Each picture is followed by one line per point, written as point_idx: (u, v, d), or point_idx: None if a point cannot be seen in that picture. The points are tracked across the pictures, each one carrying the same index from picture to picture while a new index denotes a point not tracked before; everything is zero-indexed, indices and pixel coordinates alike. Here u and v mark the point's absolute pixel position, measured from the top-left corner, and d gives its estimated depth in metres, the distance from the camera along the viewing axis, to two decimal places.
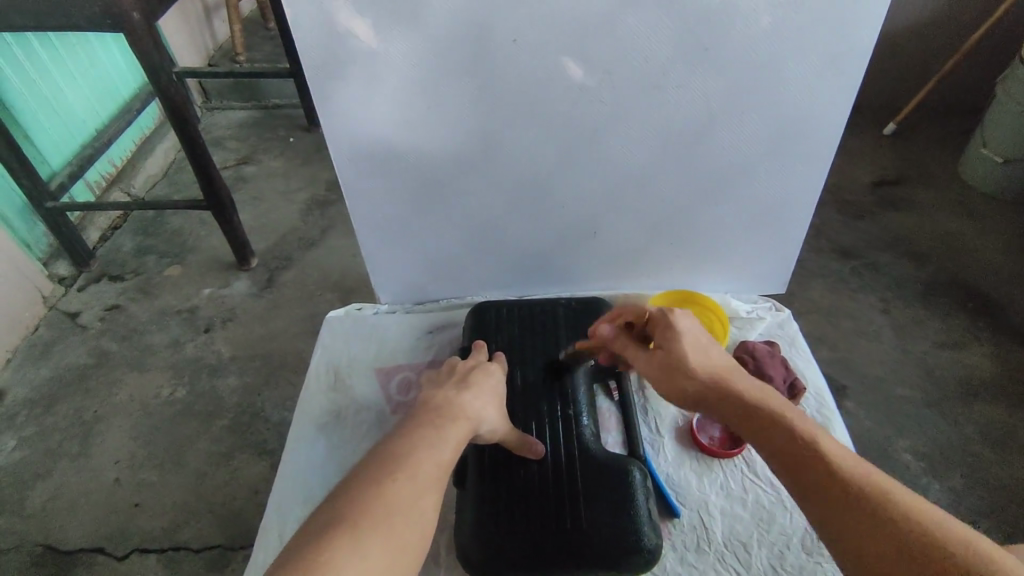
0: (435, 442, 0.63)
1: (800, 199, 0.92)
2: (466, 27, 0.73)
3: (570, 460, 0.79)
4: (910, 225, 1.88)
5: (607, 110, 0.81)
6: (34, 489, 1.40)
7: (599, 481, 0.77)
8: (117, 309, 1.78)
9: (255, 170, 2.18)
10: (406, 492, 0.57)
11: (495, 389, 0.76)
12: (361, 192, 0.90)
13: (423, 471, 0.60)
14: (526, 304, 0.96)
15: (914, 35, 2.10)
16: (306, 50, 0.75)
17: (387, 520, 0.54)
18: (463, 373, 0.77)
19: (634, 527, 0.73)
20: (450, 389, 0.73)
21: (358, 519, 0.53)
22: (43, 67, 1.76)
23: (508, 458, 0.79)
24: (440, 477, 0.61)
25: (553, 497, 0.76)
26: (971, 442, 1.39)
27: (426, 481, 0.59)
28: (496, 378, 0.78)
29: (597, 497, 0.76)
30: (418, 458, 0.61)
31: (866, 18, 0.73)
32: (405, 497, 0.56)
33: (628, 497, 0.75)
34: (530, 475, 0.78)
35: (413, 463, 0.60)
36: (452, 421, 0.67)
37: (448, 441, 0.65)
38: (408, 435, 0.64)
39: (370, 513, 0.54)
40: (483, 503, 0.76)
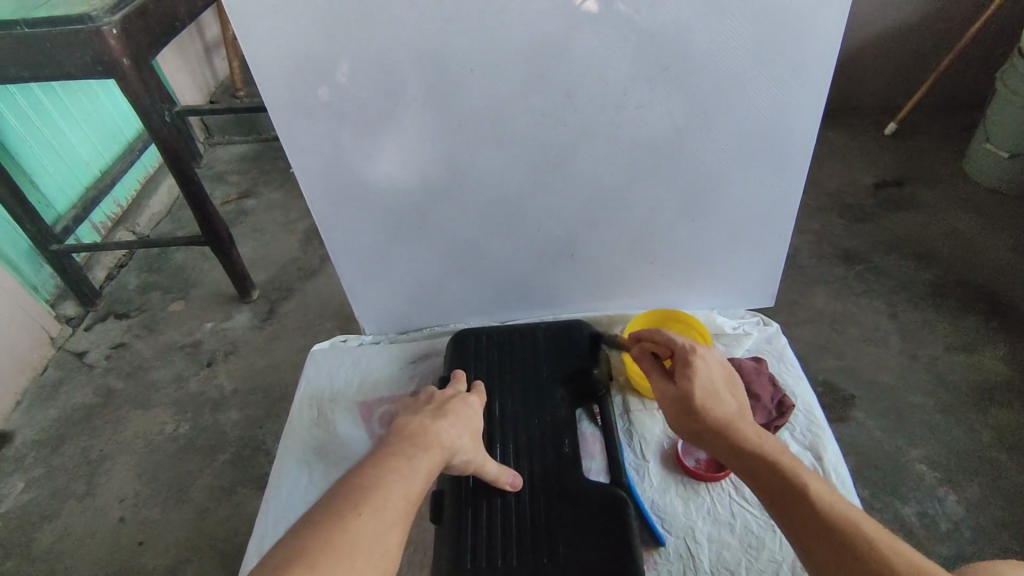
0: (405, 474, 0.59)
1: (780, 209, 0.91)
2: (422, 57, 0.74)
3: (551, 489, 0.78)
4: (915, 226, 1.84)
5: (573, 132, 0.81)
6: (42, 530, 1.41)
7: (582, 509, 0.76)
8: (123, 346, 1.80)
9: (256, 203, 2.22)
10: (369, 528, 0.53)
11: (474, 419, 0.73)
12: (335, 225, 0.91)
13: (389, 504, 0.56)
14: (507, 330, 0.96)
15: (909, 33, 2.08)
16: (267, 89, 0.76)
17: (346, 560, 0.50)
18: (444, 399, 0.74)
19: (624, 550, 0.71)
20: (424, 415, 0.69)
21: (316, 559, 0.50)
22: (46, 113, 1.81)
23: (489, 489, 0.78)
24: (408, 510, 0.57)
25: (535, 528, 0.75)
26: (987, 450, 1.34)
27: (393, 514, 0.55)
28: (477, 407, 0.75)
29: (580, 526, 0.74)
30: (386, 491, 0.57)
31: (826, 26, 0.72)
32: (367, 535, 0.53)
33: (613, 522, 0.74)
34: (510, 506, 0.77)
35: (378, 496, 0.56)
36: (424, 451, 0.63)
37: (418, 472, 0.60)
38: (375, 466, 0.59)
39: (329, 554, 0.50)
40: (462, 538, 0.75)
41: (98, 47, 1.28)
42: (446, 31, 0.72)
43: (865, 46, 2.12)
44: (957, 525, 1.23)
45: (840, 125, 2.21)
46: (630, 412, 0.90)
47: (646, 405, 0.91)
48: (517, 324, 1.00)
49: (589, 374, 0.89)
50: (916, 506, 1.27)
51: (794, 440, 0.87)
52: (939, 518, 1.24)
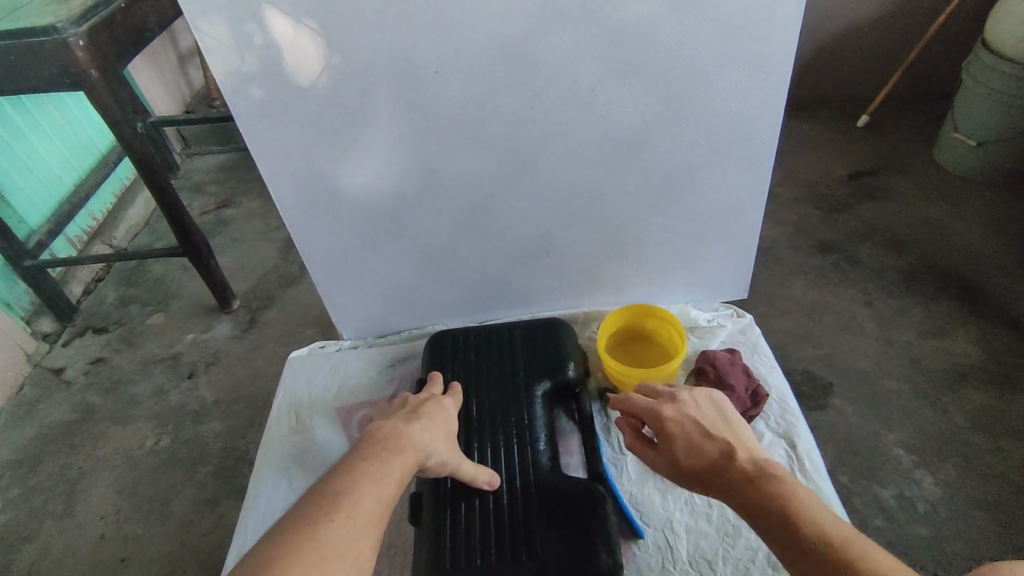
0: (376, 478, 0.59)
1: (748, 202, 0.92)
2: (386, 60, 0.74)
3: (530, 487, 0.79)
4: (889, 216, 1.87)
5: (541, 131, 0.81)
6: (22, 550, 1.39)
7: (562, 505, 0.76)
8: (102, 361, 1.78)
9: (234, 212, 2.20)
10: (340, 533, 0.53)
11: (449, 421, 0.74)
12: (307, 231, 0.91)
13: (362, 509, 0.56)
14: (483, 330, 0.96)
15: (877, 26, 2.11)
16: (231, 96, 0.76)
17: (318, 565, 0.50)
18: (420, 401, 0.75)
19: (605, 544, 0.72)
20: (398, 418, 0.69)
21: (286, 565, 0.49)
22: (15, 127, 1.78)
23: (467, 489, 0.78)
24: (381, 515, 0.57)
25: (515, 526, 0.75)
26: (962, 432, 1.36)
27: (366, 519, 0.55)
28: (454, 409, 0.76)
29: (559, 522, 0.75)
30: (358, 496, 0.57)
31: (783, 20, 0.73)
32: (338, 540, 0.53)
33: (592, 515, 0.74)
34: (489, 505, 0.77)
35: (350, 502, 0.56)
36: (397, 455, 0.63)
37: (390, 476, 0.61)
38: (346, 471, 0.59)
39: (298, 560, 0.50)
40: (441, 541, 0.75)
41: (64, 58, 1.27)
42: (409, 34, 0.72)
43: (835, 39, 2.15)
44: (934, 507, 1.25)
45: (814, 118, 2.24)
46: (608, 407, 0.91)
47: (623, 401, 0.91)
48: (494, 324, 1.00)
49: (566, 371, 0.89)
50: (895, 490, 1.29)
51: (768, 430, 0.88)
52: (918, 501, 1.26)
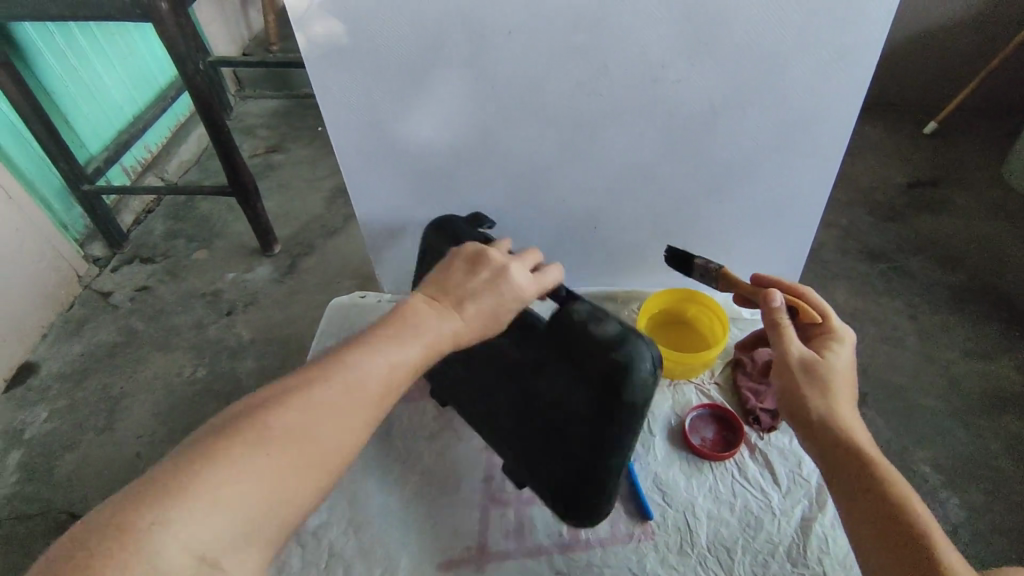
0: (391, 364, 0.57)
1: (808, 196, 0.90)
2: (461, 17, 0.73)
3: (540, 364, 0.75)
4: (946, 229, 1.80)
5: (605, 104, 0.80)
6: (62, 459, 1.47)
7: (565, 350, 0.71)
8: (147, 290, 1.84)
9: (283, 158, 2.23)
10: (332, 403, 0.53)
11: (490, 312, 0.64)
12: (363, 181, 0.92)
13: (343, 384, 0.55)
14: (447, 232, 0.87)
15: (959, 28, 2.01)
16: (304, 40, 0.77)
17: (285, 439, 0.50)
18: (446, 271, 0.67)
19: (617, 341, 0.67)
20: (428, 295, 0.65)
21: (265, 433, 0.50)
22: (82, 53, 1.82)
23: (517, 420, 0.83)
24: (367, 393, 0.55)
25: (576, 416, 0.73)
26: (996, 457, 1.33)
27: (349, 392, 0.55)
28: (501, 281, 0.65)
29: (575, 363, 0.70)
30: (368, 383, 0.55)
31: (877, 11, 0.70)
32: (327, 411, 0.53)
33: (588, 336, 0.68)
34: (549, 418, 0.77)
35: (360, 384, 0.55)
36: (421, 341, 0.59)
37: (410, 364, 0.58)
38: (367, 345, 0.57)
39: (274, 427, 0.50)
40: (574, 494, 0.77)
41: None
42: None
43: (913, 39, 2.06)
44: (957, 529, 1.23)
45: (879, 120, 2.16)
46: None
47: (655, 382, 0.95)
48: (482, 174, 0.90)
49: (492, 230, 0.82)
50: None
51: None
52: (940, 521, 1.24)
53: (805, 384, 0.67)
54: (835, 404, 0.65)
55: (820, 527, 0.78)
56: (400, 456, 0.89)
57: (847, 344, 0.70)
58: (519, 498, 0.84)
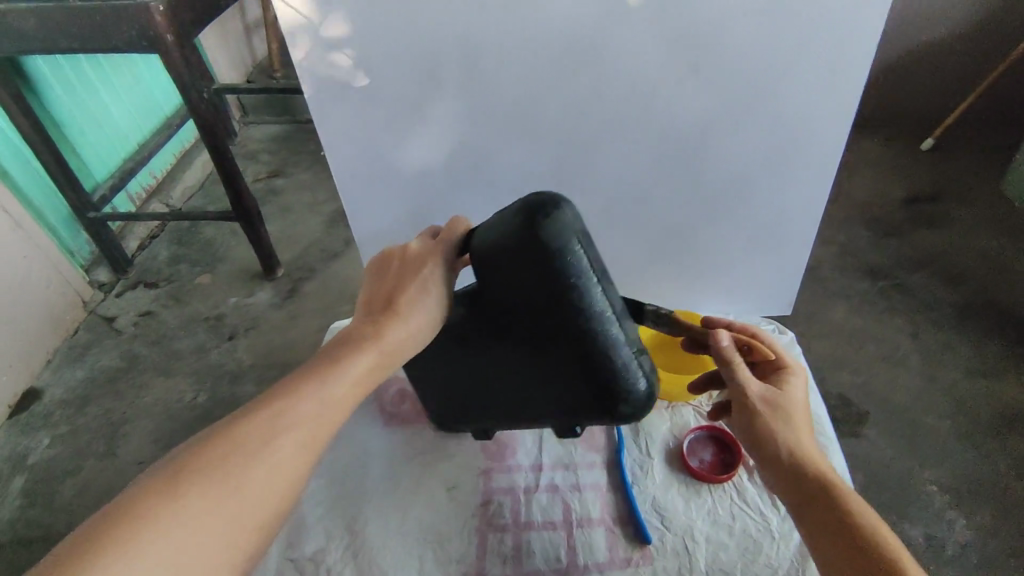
0: (323, 391, 0.60)
1: (801, 217, 0.91)
2: (456, 46, 0.76)
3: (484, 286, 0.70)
4: (945, 245, 1.80)
5: (598, 129, 0.82)
6: (64, 486, 1.47)
7: (493, 263, 0.67)
8: (150, 315, 1.85)
9: (285, 183, 2.26)
10: (262, 435, 0.56)
11: (421, 308, 0.67)
12: (361, 208, 0.94)
13: (289, 417, 0.58)
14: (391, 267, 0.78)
15: (953, 47, 2.03)
16: (304, 70, 0.79)
17: (212, 474, 0.52)
18: (371, 283, 0.70)
19: (522, 217, 0.62)
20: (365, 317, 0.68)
21: (191, 472, 0.52)
22: (90, 84, 1.86)
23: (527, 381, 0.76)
24: (311, 421, 0.58)
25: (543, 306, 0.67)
26: (1001, 477, 1.32)
27: (293, 424, 0.57)
28: (406, 273, 0.68)
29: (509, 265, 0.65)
30: (300, 412, 0.58)
31: (859, 32, 0.72)
32: (257, 442, 0.55)
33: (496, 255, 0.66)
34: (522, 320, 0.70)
35: (293, 414, 0.58)
36: (358, 359, 0.62)
37: (345, 380, 0.61)
38: (298, 377, 0.61)
39: (201, 464, 0.53)
40: (601, 385, 0.69)
41: (144, 22, 1.32)
42: (478, 21, 0.74)
43: (907, 58, 2.08)
44: (963, 551, 1.22)
45: (875, 138, 2.18)
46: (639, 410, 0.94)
47: (654, 404, 0.95)
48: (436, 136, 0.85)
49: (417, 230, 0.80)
50: (922, 529, 1.25)
51: None
52: (946, 543, 1.23)
53: (765, 420, 0.67)
54: (797, 441, 0.65)
55: None
56: (400, 481, 0.89)
57: (801, 375, 0.71)
58: (517, 523, 0.84)
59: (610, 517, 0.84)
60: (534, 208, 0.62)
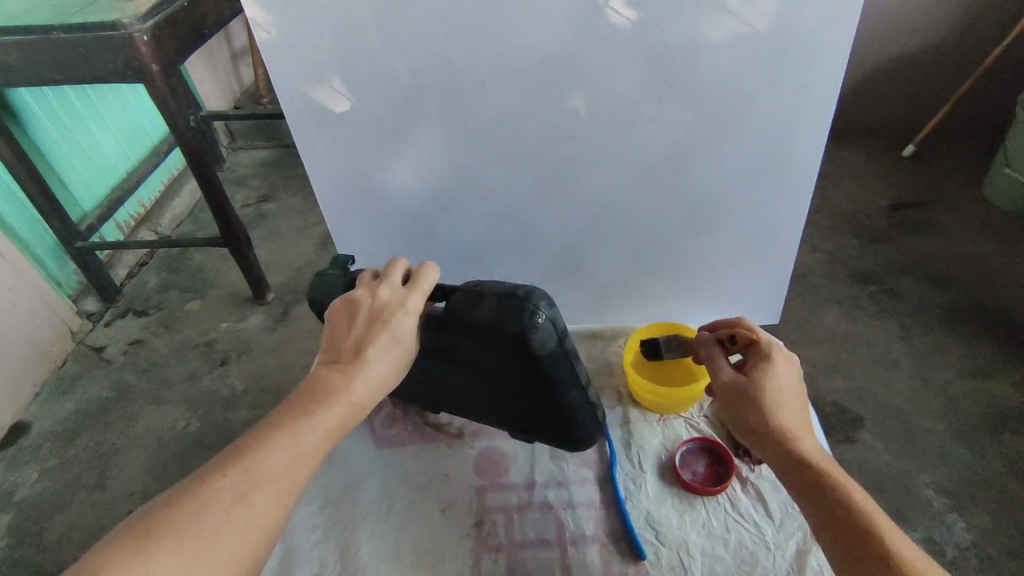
0: (291, 442, 0.60)
1: (784, 227, 0.91)
2: (433, 70, 0.77)
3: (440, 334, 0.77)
4: (931, 249, 1.82)
5: (579, 147, 0.83)
6: (53, 520, 1.44)
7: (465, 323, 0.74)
8: (140, 343, 1.84)
9: (274, 207, 2.26)
10: (232, 492, 0.57)
11: (385, 359, 0.67)
12: (346, 229, 0.94)
13: (262, 468, 0.58)
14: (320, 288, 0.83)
15: (930, 55, 2.07)
16: (285, 96, 0.80)
17: (182, 535, 0.54)
18: (336, 324, 0.69)
19: (508, 311, 0.70)
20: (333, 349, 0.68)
21: (164, 531, 0.54)
22: (76, 114, 1.87)
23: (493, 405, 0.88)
24: (283, 472, 0.59)
25: (511, 367, 0.77)
26: (998, 478, 1.32)
27: (266, 476, 0.58)
28: (377, 317, 0.68)
29: (485, 337, 0.73)
30: (266, 468, 0.58)
31: (832, 48, 0.73)
32: (228, 501, 0.56)
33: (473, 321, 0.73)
34: (486, 369, 0.80)
35: (260, 468, 0.58)
36: (329, 407, 0.62)
37: (314, 430, 0.61)
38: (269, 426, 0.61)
39: (175, 522, 0.54)
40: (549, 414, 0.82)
41: (129, 52, 1.32)
42: (455, 45, 0.74)
43: (885, 67, 2.12)
44: (965, 554, 1.21)
45: (858, 146, 2.21)
46: (631, 424, 0.94)
47: (646, 417, 0.95)
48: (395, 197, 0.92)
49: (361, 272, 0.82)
50: (923, 533, 1.24)
51: None
52: (947, 546, 1.22)
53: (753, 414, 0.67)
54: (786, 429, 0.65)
55: (816, 560, 0.77)
56: (393, 504, 0.88)
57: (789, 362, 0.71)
58: (511, 542, 0.83)
59: (604, 534, 0.83)
60: (524, 306, 0.70)
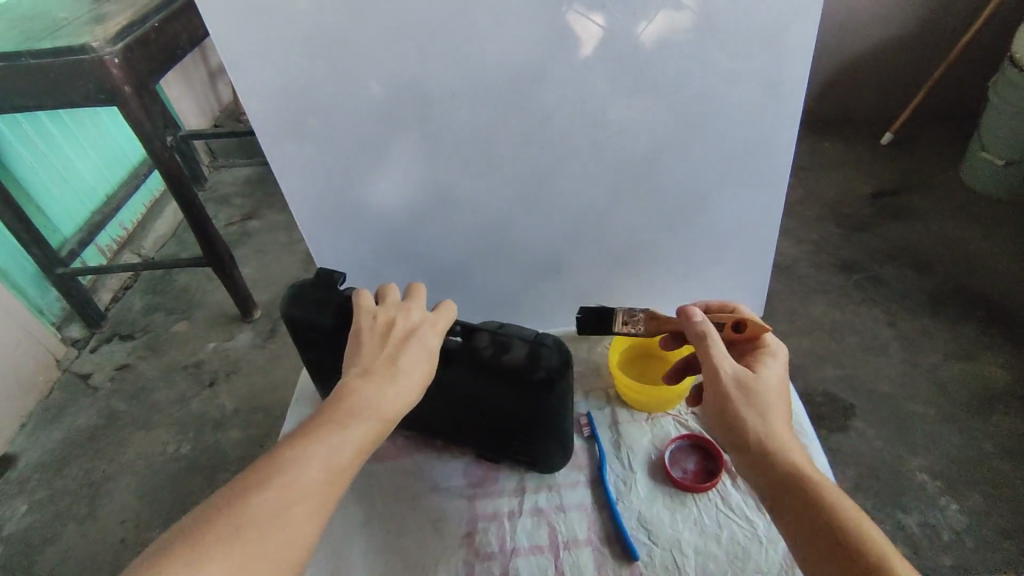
0: (327, 456, 0.55)
1: (761, 222, 0.91)
2: (405, 83, 0.76)
3: (448, 371, 0.78)
4: (914, 234, 1.84)
5: (554, 151, 0.83)
6: (45, 552, 1.42)
7: (475, 364, 0.76)
8: (127, 368, 1.82)
9: (258, 224, 2.25)
10: (268, 510, 0.50)
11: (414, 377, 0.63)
12: (325, 246, 0.94)
13: (302, 480, 0.53)
14: (298, 299, 0.82)
15: (903, 44, 2.09)
16: (255, 116, 0.80)
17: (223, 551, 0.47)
18: (359, 341, 0.65)
19: (534, 355, 0.73)
20: (353, 364, 0.63)
21: (202, 546, 0.47)
22: (52, 140, 1.85)
23: (474, 437, 0.90)
24: (322, 486, 0.54)
25: (510, 405, 0.80)
26: (989, 458, 1.32)
27: (306, 489, 0.53)
28: (408, 341, 0.64)
29: (504, 377, 0.75)
30: (306, 480, 0.53)
31: (800, 41, 0.73)
32: (269, 517, 0.50)
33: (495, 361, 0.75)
34: (482, 406, 0.82)
35: (299, 483, 0.53)
36: (365, 421, 0.58)
37: (350, 446, 0.57)
38: (298, 440, 0.56)
39: (208, 544, 0.47)
40: (539, 444, 0.85)
41: (101, 75, 1.31)
42: (425, 55, 0.74)
43: (859, 57, 2.14)
44: (961, 536, 1.21)
45: (836, 136, 2.23)
46: (619, 425, 0.94)
47: (634, 417, 0.95)
48: (379, 228, 0.92)
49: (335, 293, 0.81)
50: (918, 517, 1.24)
51: None
52: (942, 529, 1.22)
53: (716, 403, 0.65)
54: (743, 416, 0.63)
55: None
56: (385, 518, 0.87)
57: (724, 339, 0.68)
58: (504, 550, 0.82)
59: (596, 536, 0.82)
60: (553, 350, 0.74)
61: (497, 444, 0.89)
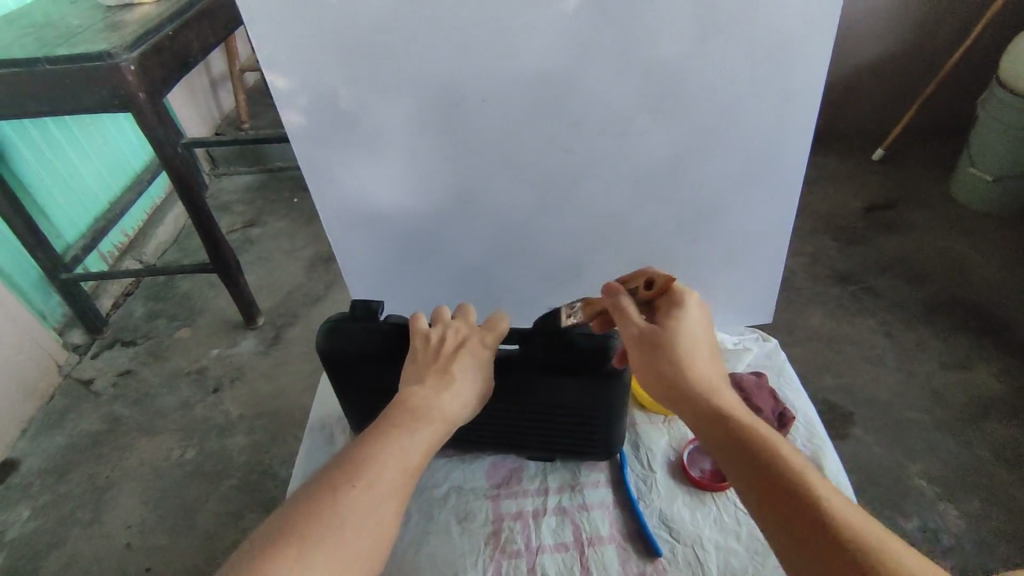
0: (402, 455, 0.57)
1: (775, 228, 0.95)
2: (440, 88, 0.79)
3: (507, 378, 0.79)
4: (907, 247, 1.89)
5: (580, 158, 0.86)
6: (48, 558, 1.41)
7: (536, 363, 0.78)
8: (130, 374, 1.82)
9: (261, 231, 2.26)
10: (359, 505, 0.53)
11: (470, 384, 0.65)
12: (349, 247, 0.96)
13: (385, 478, 0.55)
14: (341, 336, 0.80)
15: (894, 62, 2.17)
16: (289, 119, 0.82)
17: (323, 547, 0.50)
18: (414, 361, 0.67)
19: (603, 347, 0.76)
20: (413, 379, 0.65)
21: (303, 542, 0.49)
22: (58, 146, 1.85)
23: (517, 442, 0.92)
24: (402, 485, 0.56)
25: (562, 397, 0.82)
26: (985, 464, 1.36)
27: (389, 487, 0.55)
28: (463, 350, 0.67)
29: (572, 370, 0.78)
30: (389, 479, 0.55)
31: (817, 54, 0.76)
32: (359, 513, 0.52)
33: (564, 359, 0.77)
34: (526, 405, 0.84)
35: (382, 481, 0.55)
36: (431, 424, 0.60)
37: (421, 447, 0.59)
38: (370, 442, 0.58)
39: (314, 536, 0.50)
40: (584, 434, 0.88)
41: (117, 82, 1.33)
42: (459, 62, 0.77)
43: (852, 75, 2.20)
44: (960, 540, 1.24)
45: (829, 151, 2.29)
46: (638, 427, 0.97)
47: (650, 419, 0.98)
48: (406, 229, 0.94)
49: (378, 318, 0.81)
50: (918, 522, 1.27)
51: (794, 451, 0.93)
52: (941, 533, 1.25)
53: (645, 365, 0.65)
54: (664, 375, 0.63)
55: None
56: (408, 519, 0.89)
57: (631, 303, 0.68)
58: (529, 547, 0.84)
59: (619, 534, 0.85)
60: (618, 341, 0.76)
61: (541, 444, 0.91)
